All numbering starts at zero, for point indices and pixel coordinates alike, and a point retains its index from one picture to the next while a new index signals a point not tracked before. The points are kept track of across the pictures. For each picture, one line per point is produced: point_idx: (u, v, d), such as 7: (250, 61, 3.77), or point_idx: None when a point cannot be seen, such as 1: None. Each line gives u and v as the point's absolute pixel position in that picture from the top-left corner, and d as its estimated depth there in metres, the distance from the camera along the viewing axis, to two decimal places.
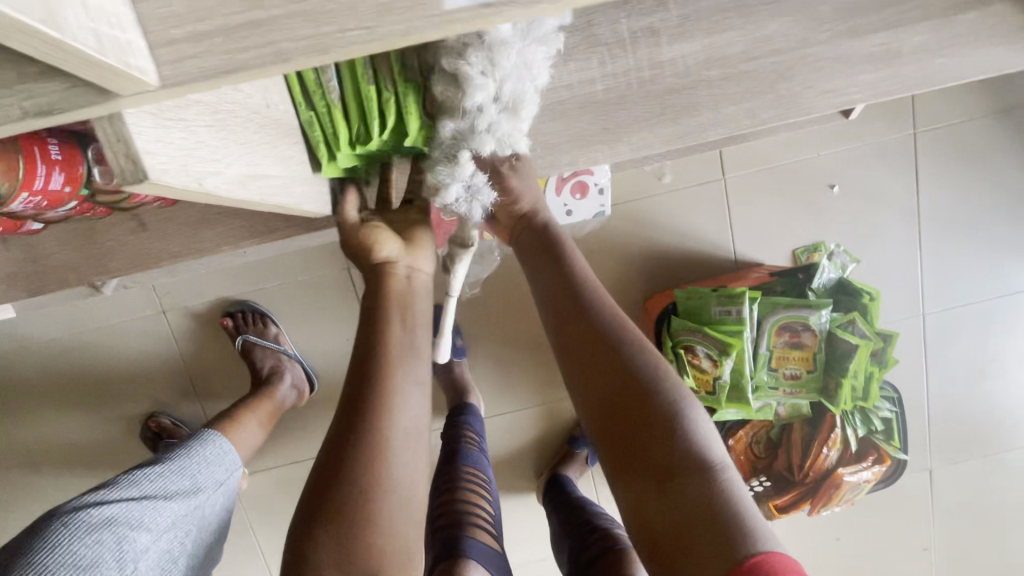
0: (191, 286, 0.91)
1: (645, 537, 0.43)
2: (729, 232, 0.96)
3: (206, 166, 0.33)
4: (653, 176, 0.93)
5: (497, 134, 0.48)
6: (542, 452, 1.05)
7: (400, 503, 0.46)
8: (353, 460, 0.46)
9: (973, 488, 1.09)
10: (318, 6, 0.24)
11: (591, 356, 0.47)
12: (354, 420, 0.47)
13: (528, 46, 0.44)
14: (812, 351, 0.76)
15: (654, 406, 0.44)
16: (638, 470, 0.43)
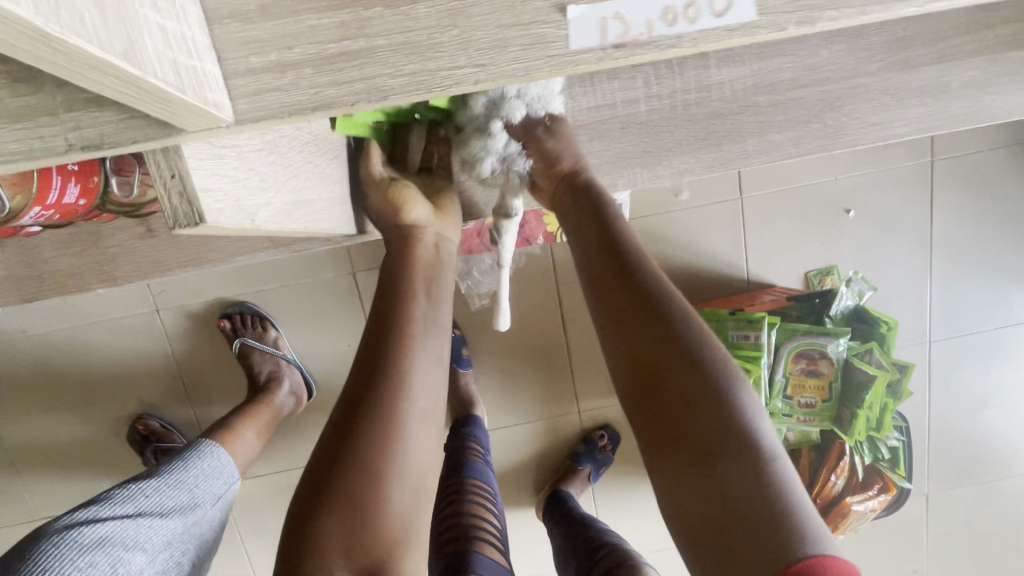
0: (188, 285, 0.87)
1: (680, 525, 0.40)
2: (744, 252, 0.95)
3: (257, 199, 0.36)
4: (671, 193, 0.91)
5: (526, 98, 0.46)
6: (544, 466, 1.03)
7: (411, 485, 0.44)
8: (361, 433, 0.43)
9: (969, 515, 1.10)
10: (425, 36, 0.25)
11: (629, 325, 0.43)
12: (369, 393, 0.44)
13: None
14: (828, 380, 0.75)
15: (699, 382, 0.40)
16: (675, 453, 0.40)
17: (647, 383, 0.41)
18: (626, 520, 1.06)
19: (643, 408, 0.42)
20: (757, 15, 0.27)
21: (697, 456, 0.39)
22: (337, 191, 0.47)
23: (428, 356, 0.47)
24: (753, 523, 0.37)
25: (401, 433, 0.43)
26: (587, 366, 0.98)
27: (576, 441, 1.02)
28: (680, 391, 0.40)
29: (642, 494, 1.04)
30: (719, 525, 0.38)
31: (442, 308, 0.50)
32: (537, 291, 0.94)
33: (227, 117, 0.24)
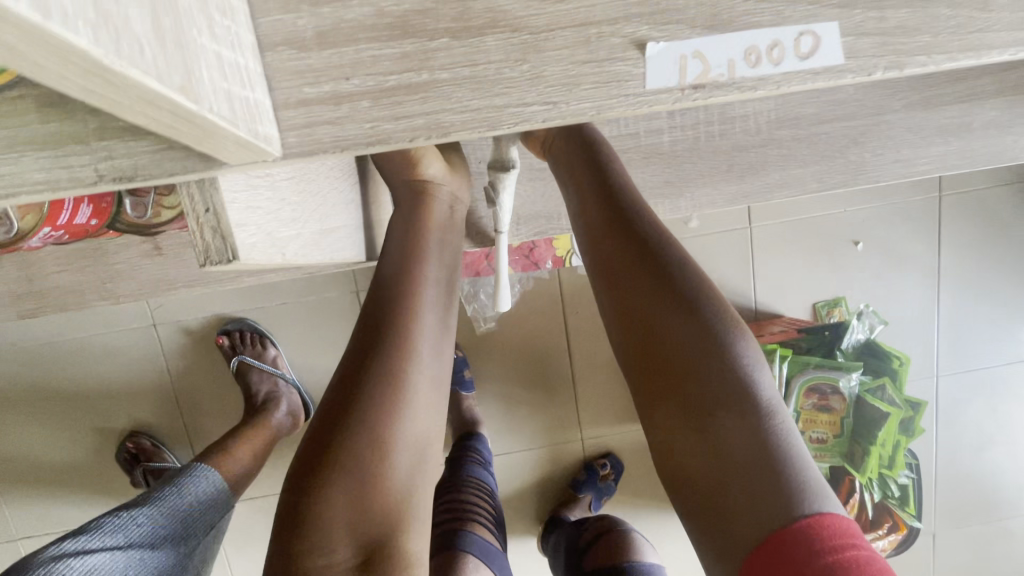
0: (188, 301, 0.85)
1: (685, 487, 0.38)
2: (751, 282, 0.94)
3: (286, 232, 0.35)
4: (680, 221, 0.91)
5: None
6: (545, 494, 1.01)
7: (407, 451, 0.41)
8: (351, 397, 0.40)
9: (976, 554, 1.08)
10: (494, 72, 0.24)
11: (642, 279, 0.40)
12: (360, 354, 0.41)
13: None
14: (840, 415, 0.74)
15: (708, 339, 0.38)
16: (681, 414, 0.38)
17: (654, 339, 0.39)
18: None
19: (652, 367, 0.39)
20: (845, 58, 0.25)
21: (702, 413, 0.37)
22: (347, 219, 0.46)
23: (433, 315, 0.44)
24: (759, 484, 0.35)
25: (406, 399, 0.41)
26: (589, 393, 0.96)
27: (577, 468, 1.00)
28: (689, 348, 0.38)
29: (645, 525, 1.02)
30: (721, 486, 0.36)
31: (448, 266, 0.47)
32: (539, 315, 0.92)
33: (275, 151, 0.23)
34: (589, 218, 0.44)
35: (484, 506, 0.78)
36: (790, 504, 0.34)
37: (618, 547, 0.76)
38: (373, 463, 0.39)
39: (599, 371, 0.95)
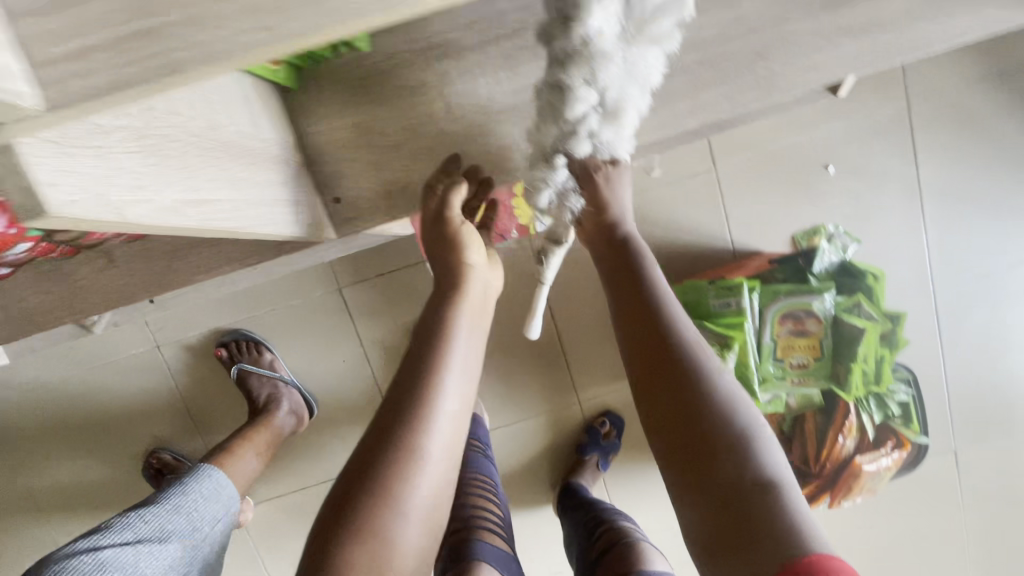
0: (184, 319, 0.90)
1: (707, 557, 0.41)
2: (725, 223, 0.94)
3: (132, 195, 0.27)
4: (643, 173, 0.91)
5: (638, 63, 0.42)
6: (553, 460, 1.03)
7: (413, 517, 0.40)
8: (368, 468, 0.40)
9: (1004, 468, 1.05)
10: (209, 6, 0.20)
11: (677, 353, 0.45)
12: (382, 432, 0.41)
13: (635, 66, 0.42)
14: (820, 339, 0.73)
15: (731, 421, 0.42)
16: (703, 488, 0.41)
17: (679, 414, 0.43)
18: (642, 510, 1.04)
19: (682, 425, 0.43)
20: None
21: (727, 467, 0.41)
22: (264, 180, 0.39)
23: (461, 386, 0.44)
24: (776, 552, 0.38)
25: (423, 464, 0.41)
26: (581, 356, 0.98)
27: (580, 432, 1.01)
28: (715, 419, 0.42)
29: (655, 478, 1.03)
30: (740, 529, 0.39)
31: (476, 343, 0.47)
32: (518, 285, 0.94)
33: (33, 105, 0.19)
34: (630, 304, 0.49)
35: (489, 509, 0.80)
36: (800, 553, 0.37)
37: (628, 548, 0.73)
38: (376, 519, 0.39)
39: (586, 335, 0.97)
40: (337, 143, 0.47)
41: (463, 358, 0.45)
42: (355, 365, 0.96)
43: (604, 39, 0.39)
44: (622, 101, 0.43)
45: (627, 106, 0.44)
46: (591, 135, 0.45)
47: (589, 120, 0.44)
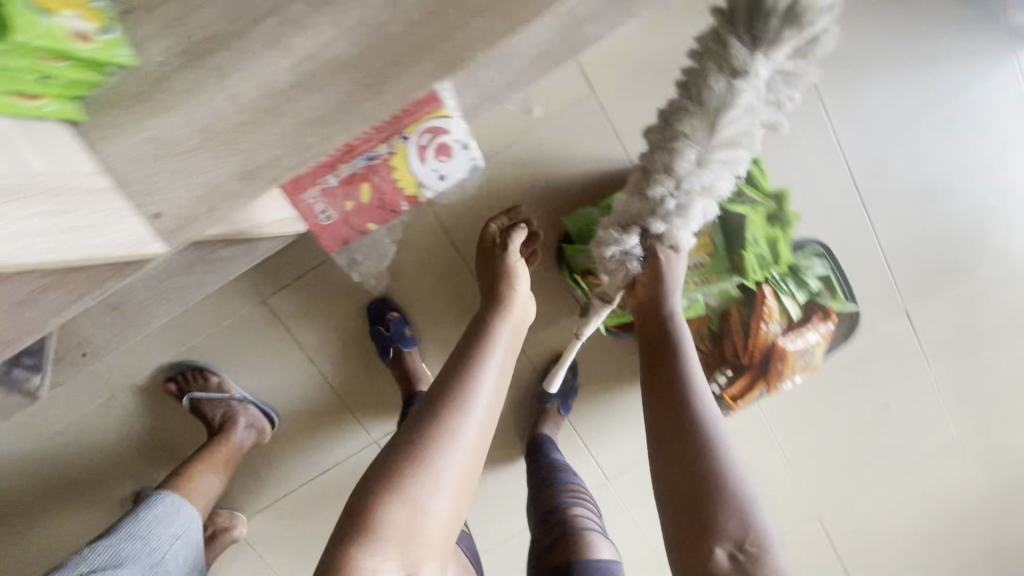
0: (124, 367, 0.93)
1: (674, 518, 0.60)
2: (619, 143, 0.92)
3: None
4: (523, 113, 0.89)
5: (711, 174, 0.64)
6: (517, 413, 1.06)
7: (451, 459, 0.65)
8: (434, 432, 0.65)
9: (960, 315, 1.05)
10: None
11: (683, 407, 0.64)
12: (451, 413, 0.67)
13: (710, 174, 0.64)
14: (709, 235, 0.74)
15: (702, 426, 0.63)
16: (677, 468, 0.62)
17: (669, 414, 0.65)
18: (612, 439, 1.08)
19: (677, 457, 0.62)
20: None
21: (707, 501, 0.59)
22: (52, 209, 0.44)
23: (496, 379, 0.72)
24: (719, 519, 0.58)
25: (466, 425, 0.67)
26: None
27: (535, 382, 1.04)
28: (690, 420, 0.64)
29: (618, 406, 1.05)
30: (699, 499, 0.59)
31: (509, 355, 0.76)
32: (428, 255, 0.94)
33: None
34: (643, 327, 0.73)
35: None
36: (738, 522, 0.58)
37: (571, 541, 0.77)
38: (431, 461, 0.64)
39: None
40: (134, 165, 0.49)
41: (501, 363, 0.74)
42: (301, 368, 0.98)
43: (688, 150, 0.63)
44: (692, 200, 0.67)
45: (690, 203, 0.67)
46: (663, 211, 0.68)
47: (665, 200, 0.67)
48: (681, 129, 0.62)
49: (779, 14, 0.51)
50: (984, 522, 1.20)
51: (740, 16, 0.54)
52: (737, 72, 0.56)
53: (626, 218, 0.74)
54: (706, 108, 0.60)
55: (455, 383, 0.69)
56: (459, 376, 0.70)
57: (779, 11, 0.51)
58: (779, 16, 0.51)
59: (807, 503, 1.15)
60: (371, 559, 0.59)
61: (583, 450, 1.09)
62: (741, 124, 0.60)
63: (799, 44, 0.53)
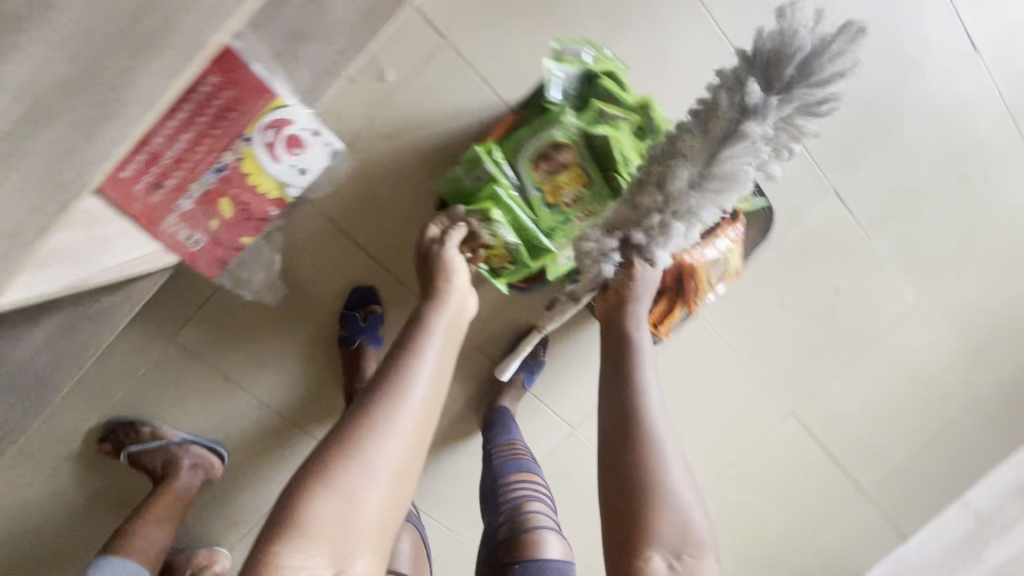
0: (55, 438, 0.91)
1: (611, 524, 0.57)
2: (487, 89, 0.85)
3: None
4: (375, 82, 0.82)
5: (705, 200, 0.62)
6: (467, 391, 1.03)
7: (377, 458, 0.54)
8: (354, 430, 0.55)
9: (888, 181, 1.01)
10: None
11: (637, 414, 0.60)
12: (373, 408, 0.56)
13: (703, 199, 0.61)
14: (581, 163, 0.68)
15: (646, 427, 0.59)
16: (617, 472, 0.58)
17: (617, 417, 0.61)
18: (567, 388, 1.05)
19: (624, 465, 0.58)
20: None
21: (641, 508, 0.55)
22: None
23: (430, 368, 0.61)
24: (648, 526, 0.54)
25: (392, 419, 0.56)
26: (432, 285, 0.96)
27: (477, 354, 1.00)
28: (636, 420, 0.60)
29: (564, 357, 1.03)
30: (635, 503, 0.56)
31: (448, 346, 0.64)
32: (324, 253, 0.90)
33: None
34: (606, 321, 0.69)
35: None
36: (669, 531, 0.54)
37: (522, 540, 0.74)
38: (353, 460, 0.53)
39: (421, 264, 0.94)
40: None
41: (436, 354, 0.62)
42: (234, 398, 0.96)
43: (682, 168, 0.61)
44: (681, 221, 0.63)
45: (677, 224, 0.63)
46: (649, 226, 0.64)
47: (655, 216, 0.64)
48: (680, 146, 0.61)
49: (794, 71, 0.54)
50: (961, 376, 1.19)
51: (761, 61, 0.56)
52: (747, 112, 0.56)
53: (609, 224, 0.69)
54: (710, 138, 0.60)
55: (396, 365, 0.60)
56: (400, 357, 0.61)
57: (795, 63, 0.54)
58: (793, 69, 0.54)
59: (782, 402, 1.13)
60: (289, 561, 0.48)
61: (542, 406, 1.06)
62: (744, 162, 0.59)
63: (808, 97, 0.55)
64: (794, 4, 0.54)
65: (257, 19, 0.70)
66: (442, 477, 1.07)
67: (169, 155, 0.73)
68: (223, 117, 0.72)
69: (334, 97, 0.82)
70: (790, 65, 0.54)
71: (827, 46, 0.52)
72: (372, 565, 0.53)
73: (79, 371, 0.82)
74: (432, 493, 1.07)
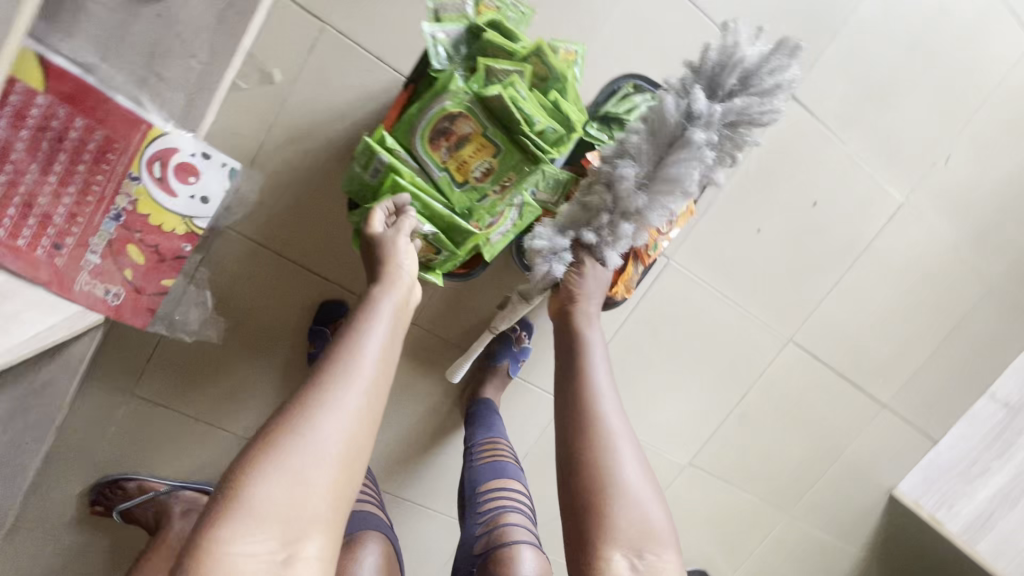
0: (49, 507, 0.91)
1: (571, 524, 0.59)
2: (388, 68, 0.78)
3: None
4: (265, 85, 0.76)
5: (654, 201, 0.65)
6: (448, 384, 0.99)
7: (323, 433, 0.48)
8: (298, 404, 0.50)
9: (850, 74, 0.92)
10: None
11: (591, 415, 0.63)
12: (316, 382, 0.51)
13: (651, 197, 0.64)
14: (482, 130, 0.61)
15: (600, 430, 0.62)
16: (575, 473, 0.60)
17: (574, 420, 0.63)
18: (548, 361, 1.01)
19: (582, 466, 0.60)
20: None
21: (599, 508, 0.57)
22: None
23: (378, 344, 0.55)
24: (605, 526, 0.56)
25: (338, 393, 0.50)
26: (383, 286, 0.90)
27: (447, 347, 0.96)
28: (592, 423, 0.62)
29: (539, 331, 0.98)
30: (593, 503, 0.57)
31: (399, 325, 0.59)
32: (257, 276, 0.85)
33: None
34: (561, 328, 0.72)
35: (360, 497, 0.81)
36: (626, 529, 0.56)
37: (493, 555, 0.73)
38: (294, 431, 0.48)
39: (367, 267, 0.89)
40: None
41: (384, 332, 0.57)
42: (213, 436, 0.94)
43: (630, 167, 0.64)
44: (633, 220, 0.66)
45: (625, 224, 0.66)
46: (600, 226, 0.67)
47: (605, 217, 0.67)
48: (628, 146, 0.64)
49: (735, 82, 0.62)
50: (970, 267, 1.10)
51: (706, 75, 0.63)
52: (692, 117, 0.61)
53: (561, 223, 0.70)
54: (658, 142, 0.64)
55: (344, 339, 0.55)
56: (348, 332, 0.55)
57: (735, 75, 0.62)
58: (733, 81, 0.62)
59: (783, 332, 1.07)
60: (221, 551, 0.42)
61: (526, 385, 1.02)
62: (689, 164, 0.62)
63: (746, 106, 0.61)
64: (733, 27, 0.62)
65: (105, 44, 0.64)
66: (440, 474, 1.05)
67: (59, 217, 0.69)
68: (101, 161, 0.68)
69: (222, 111, 0.75)
70: (732, 78, 0.62)
71: (762, 64, 0.61)
72: (323, 556, 0.46)
73: (43, 441, 0.80)
74: (434, 491, 1.05)
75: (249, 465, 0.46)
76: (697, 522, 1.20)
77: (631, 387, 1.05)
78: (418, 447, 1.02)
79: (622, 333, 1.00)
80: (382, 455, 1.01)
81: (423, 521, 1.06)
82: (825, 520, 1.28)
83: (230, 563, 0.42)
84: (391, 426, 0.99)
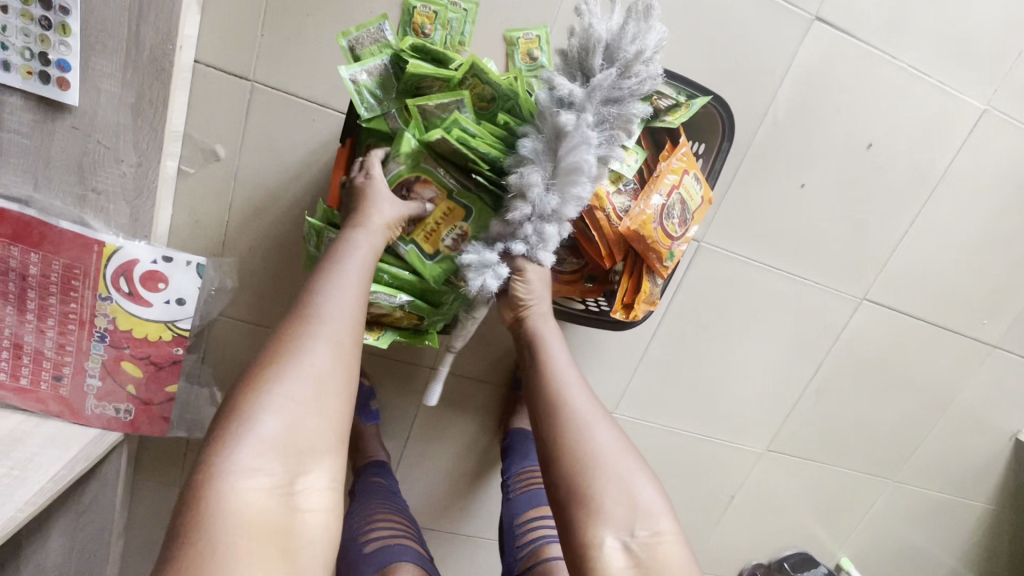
0: None
1: (557, 513, 0.52)
2: (332, 112, 0.70)
3: None
4: (209, 164, 0.70)
5: (568, 194, 0.54)
6: (481, 418, 0.93)
7: (303, 375, 0.44)
8: (269, 353, 0.45)
9: None
10: None
11: (553, 398, 0.55)
12: (289, 327, 0.46)
13: (564, 195, 0.54)
14: (445, 192, 0.57)
15: (567, 411, 0.54)
16: (548, 462, 0.53)
17: (539, 409, 0.55)
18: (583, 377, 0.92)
19: (553, 453, 0.52)
20: None
21: (578, 499, 0.50)
22: None
23: (350, 275, 0.50)
24: (589, 511, 0.49)
25: (309, 336, 0.46)
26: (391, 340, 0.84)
27: (472, 381, 0.90)
28: (559, 403, 0.55)
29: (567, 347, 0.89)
30: (573, 491, 0.50)
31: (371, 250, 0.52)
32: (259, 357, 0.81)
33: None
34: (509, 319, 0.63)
35: (397, 529, 0.78)
36: (613, 511, 0.49)
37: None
38: (273, 376, 0.43)
39: None
40: None
41: (359, 258, 0.51)
42: None
43: (536, 172, 0.53)
44: (556, 221, 0.56)
45: (550, 228, 0.55)
46: (524, 235, 0.56)
47: (528, 225, 0.55)
48: (523, 151, 0.53)
49: (601, 62, 0.52)
50: None
51: (572, 62, 0.54)
52: (565, 103, 0.52)
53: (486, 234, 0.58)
54: (546, 136, 0.53)
55: (324, 272, 0.49)
56: (326, 266, 0.50)
57: (600, 53, 0.52)
58: (601, 60, 0.52)
59: (854, 292, 0.91)
60: (223, 484, 0.39)
61: None
62: (581, 151, 0.52)
63: (616, 81, 0.52)
64: (582, 10, 0.52)
65: (33, 172, 0.60)
66: (497, 506, 1.00)
67: (48, 350, 0.67)
68: (69, 289, 0.65)
69: (176, 201, 0.71)
70: (596, 57, 0.52)
71: (620, 36, 0.51)
72: (330, 486, 0.43)
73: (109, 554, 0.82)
74: (493, 523, 1.02)
75: (239, 403, 0.42)
76: (787, 507, 1.09)
77: (683, 386, 0.94)
78: (467, 485, 0.98)
79: (661, 333, 0.89)
80: (432, 499, 0.97)
81: (490, 551, 1.04)
82: (940, 480, 1.13)
83: (233, 498, 0.39)
84: (435, 469, 0.95)
